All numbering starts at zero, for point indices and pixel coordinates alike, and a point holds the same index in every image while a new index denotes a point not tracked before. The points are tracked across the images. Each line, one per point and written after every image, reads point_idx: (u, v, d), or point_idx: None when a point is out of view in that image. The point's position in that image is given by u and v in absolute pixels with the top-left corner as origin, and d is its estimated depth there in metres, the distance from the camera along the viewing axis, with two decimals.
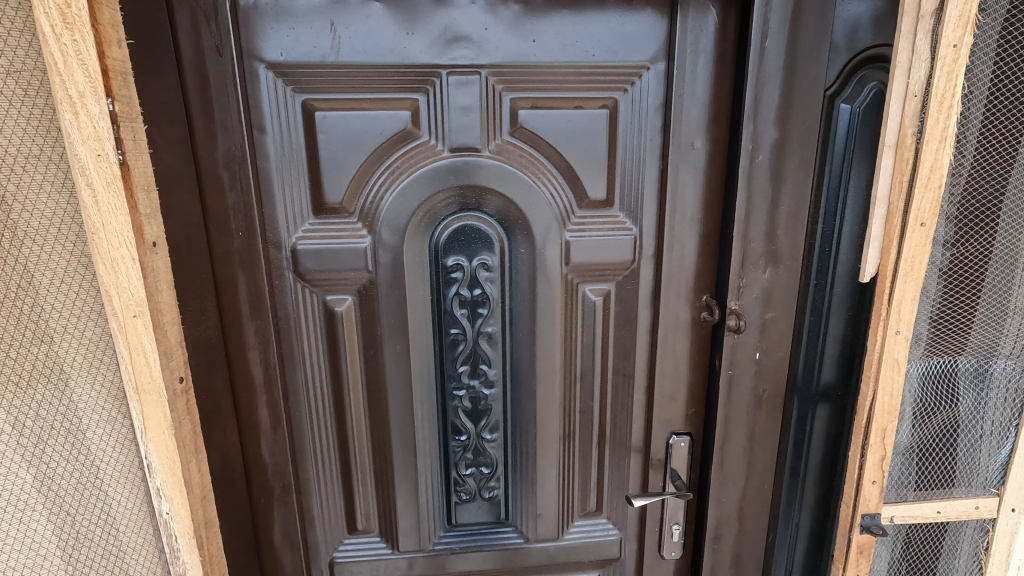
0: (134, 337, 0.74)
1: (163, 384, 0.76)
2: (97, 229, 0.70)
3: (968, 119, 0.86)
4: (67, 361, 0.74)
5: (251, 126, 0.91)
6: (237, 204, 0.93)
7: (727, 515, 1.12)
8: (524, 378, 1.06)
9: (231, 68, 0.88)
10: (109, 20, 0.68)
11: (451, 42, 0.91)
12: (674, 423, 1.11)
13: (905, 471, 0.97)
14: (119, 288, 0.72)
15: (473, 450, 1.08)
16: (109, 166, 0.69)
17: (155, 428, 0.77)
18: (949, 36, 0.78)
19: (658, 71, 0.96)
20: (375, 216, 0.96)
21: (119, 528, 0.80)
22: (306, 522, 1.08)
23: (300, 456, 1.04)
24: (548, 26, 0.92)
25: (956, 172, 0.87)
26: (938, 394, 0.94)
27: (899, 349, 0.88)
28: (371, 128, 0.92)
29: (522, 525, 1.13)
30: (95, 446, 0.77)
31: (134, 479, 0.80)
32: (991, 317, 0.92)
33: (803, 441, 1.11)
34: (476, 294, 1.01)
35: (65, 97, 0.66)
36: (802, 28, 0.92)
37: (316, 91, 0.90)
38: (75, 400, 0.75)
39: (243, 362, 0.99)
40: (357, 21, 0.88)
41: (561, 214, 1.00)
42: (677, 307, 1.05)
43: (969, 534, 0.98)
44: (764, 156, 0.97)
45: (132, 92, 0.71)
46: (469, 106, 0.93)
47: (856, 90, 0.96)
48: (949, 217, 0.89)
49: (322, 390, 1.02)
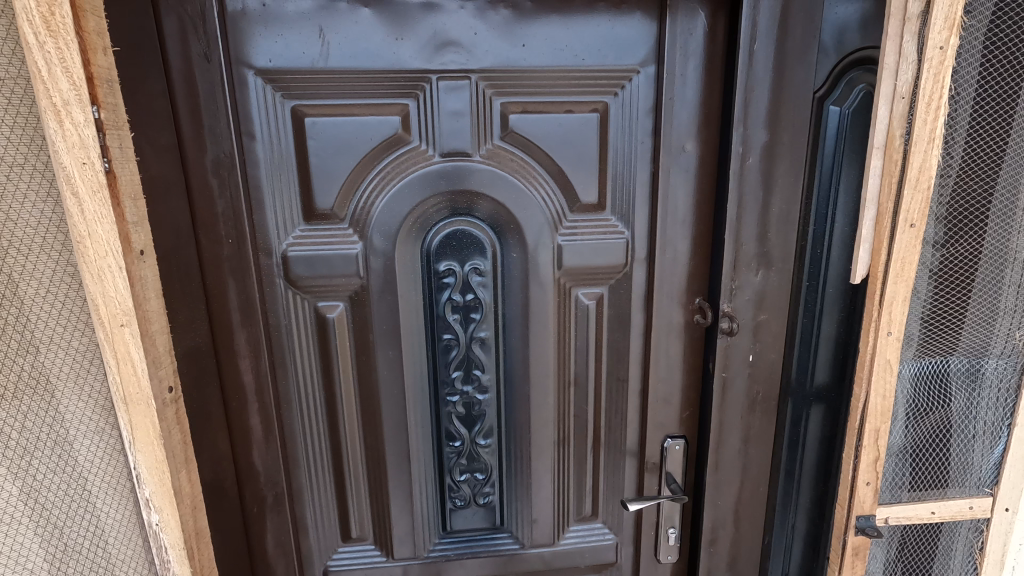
0: (121, 345, 0.73)
1: (152, 393, 0.76)
2: (83, 238, 0.69)
3: (956, 120, 0.86)
4: (54, 371, 0.73)
5: (240, 133, 0.90)
6: (227, 212, 0.92)
7: (723, 518, 1.12)
8: (518, 383, 1.05)
9: (220, 74, 0.87)
10: (95, 28, 0.68)
11: (440, 47, 0.91)
12: (669, 426, 1.11)
13: (899, 472, 0.97)
14: (106, 297, 0.71)
15: (467, 456, 1.08)
16: (94, 174, 0.68)
17: (144, 438, 0.76)
18: (936, 38, 0.78)
19: (648, 74, 0.96)
20: (365, 222, 0.96)
21: (108, 540, 0.79)
22: (299, 530, 1.07)
23: (292, 463, 1.04)
24: (538, 30, 0.92)
25: (944, 173, 0.88)
26: (930, 394, 0.94)
27: (891, 350, 0.88)
28: (361, 133, 0.92)
29: (517, 530, 1.13)
30: (83, 457, 0.76)
31: (123, 490, 0.79)
32: (981, 317, 0.92)
33: (797, 442, 1.11)
34: (468, 299, 1.01)
35: (49, 105, 0.65)
36: (791, 30, 0.93)
37: (305, 97, 0.90)
38: (62, 410, 0.74)
39: (233, 370, 0.98)
40: (346, 27, 0.88)
41: (552, 218, 1.00)
42: (670, 310, 1.05)
43: (964, 534, 0.98)
44: (754, 158, 0.97)
45: (118, 100, 0.71)
46: (459, 111, 0.93)
47: (845, 91, 0.96)
48: (939, 217, 0.89)
49: (315, 397, 1.01)
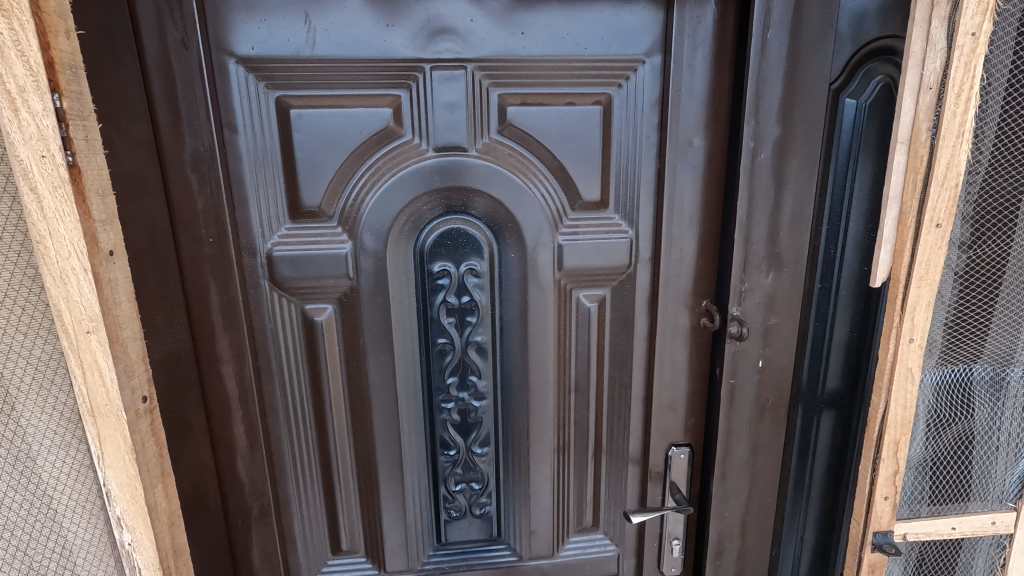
0: (87, 354, 0.68)
1: (122, 405, 0.70)
2: (43, 238, 0.64)
3: (986, 113, 0.81)
4: (13, 383, 0.68)
5: (220, 125, 0.84)
6: (207, 210, 0.87)
7: (730, 530, 1.07)
8: (516, 388, 1.00)
9: (198, 62, 0.82)
10: (56, 8, 0.62)
11: (434, 35, 0.85)
12: (673, 434, 1.06)
13: (919, 486, 0.92)
14: (70, 303, 0.66)
15: (462, 465, 1.03)
16: (55, 168, 0.63)
17: (114, 454, 0.71)
18: (967, 23, 0.73)
19: (654, 65, 0.91)
20: (355, 220, 0.90)
21: (77, 562, 0.74)
22: (287, 542, 1.02)
23: (278, 472, 0.98)
24: (537, 17, 0.87)
25: (973, 170, 0.82)
26: (952, 405, 0.89)
27: (913, 358, 0.83)
28: (350, 126, 0.86)
29: (515, 542, 1.08)
30: (47, 473, 0.71)
31: (92, 509, 0.73)
32: (1008, 323, 0.87)
33: (807, 451, 1.06)
34: (464, 302, 0.96)
35: (4, 92, 0.60)
36: (806, 18, 0.87)
37: (290, 87, 0.84)
38: (23, 424, 0.69)
39: (215, 377, 0.93)
40: (334, 13, 0.83)
41: (553, 217, 0.95)
42: (676, 312, 1.00)
43: (985, 550, 0.94)
44: (766, 153, 0.92)
45: (84, 87, 0.65)
46: (454, 103, 0.88)
47: (862, 84, 0.92)
48: (965, 217, 0.84)
49: (303, 406, 0.96)
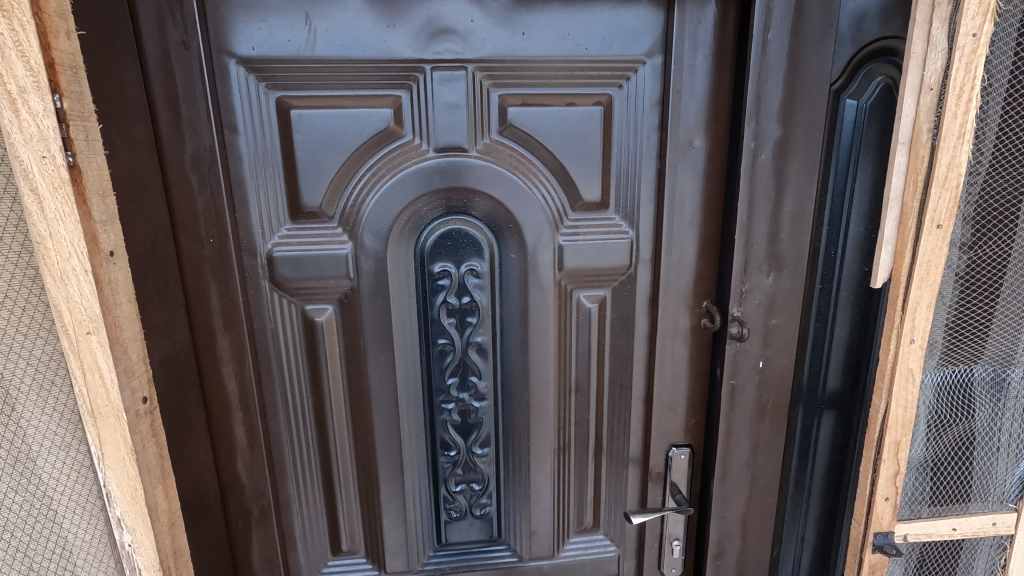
0: (87, 355, 0.68)
1: (122, 406, 0.70)
2: (44, 238, 0.64)
3: (987, 114, 0.81)
4: (14, 384, 0.68)
5: (221, 125, 0.84)
6: (207, 210, 0.87)
7: (731, 531, 1.07)
8: (516, 388, 1.00)
9: (199, 62, 0.82)
10: (57, 9, 0.62)
11: (435, 36, 0.85)
12: (673, 434, 1.06)
13: (919, 487, 0.92)
14: (71, 303, 0.66)
15: (462, 465, 1.03)
16: (56, 169, 0.63)
17: (114, 455, 0.71)
18: (968, 24, 0.73)
19: (654, 66, 0.91)
20: (356, 220, 0.90)
21: (77, 562, 0.74)
22: (287, 543, 1.02)
23: (278, 473, 0.98)
24: (538, 17, 0.86)
25: (973, 171, 0.82)
26: (953, 406, 0.89)
27: (914, 359, 0.83)
28: (350, 126, 0.86)
29: (515, 542, 1.08)
30: (47, 474, 0.70)
31: (92, 509, 0.73)
32: (1008, 324, 0.87)
33: (807, 452, 1.06)
34: (464, 302, 0.96)
35: (4, 93, 0.60)
36: (806, 19, 0.87)
37: (291, 88, 0.84)
38: (23, 425, 0.69)
39: (215, 377, 0.93)
40: (334, 14, 0.83)
41: (553, 218, 0.95)
42: (676, 313, 1.00)
43: (986, 550, 0.94)
44: (766, 154, 0.92)
45: (84, 88, 0.65)
46: (455, 103, 0.88)
47: (862, 85, 0.92)
48: (966, 218, 0.84)
49: (303, 406, 0.96)
